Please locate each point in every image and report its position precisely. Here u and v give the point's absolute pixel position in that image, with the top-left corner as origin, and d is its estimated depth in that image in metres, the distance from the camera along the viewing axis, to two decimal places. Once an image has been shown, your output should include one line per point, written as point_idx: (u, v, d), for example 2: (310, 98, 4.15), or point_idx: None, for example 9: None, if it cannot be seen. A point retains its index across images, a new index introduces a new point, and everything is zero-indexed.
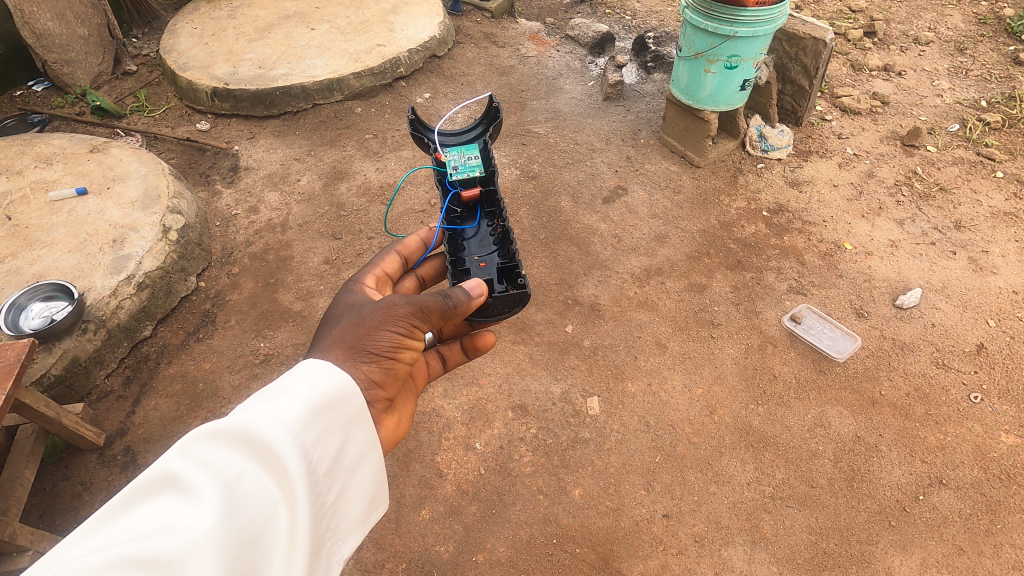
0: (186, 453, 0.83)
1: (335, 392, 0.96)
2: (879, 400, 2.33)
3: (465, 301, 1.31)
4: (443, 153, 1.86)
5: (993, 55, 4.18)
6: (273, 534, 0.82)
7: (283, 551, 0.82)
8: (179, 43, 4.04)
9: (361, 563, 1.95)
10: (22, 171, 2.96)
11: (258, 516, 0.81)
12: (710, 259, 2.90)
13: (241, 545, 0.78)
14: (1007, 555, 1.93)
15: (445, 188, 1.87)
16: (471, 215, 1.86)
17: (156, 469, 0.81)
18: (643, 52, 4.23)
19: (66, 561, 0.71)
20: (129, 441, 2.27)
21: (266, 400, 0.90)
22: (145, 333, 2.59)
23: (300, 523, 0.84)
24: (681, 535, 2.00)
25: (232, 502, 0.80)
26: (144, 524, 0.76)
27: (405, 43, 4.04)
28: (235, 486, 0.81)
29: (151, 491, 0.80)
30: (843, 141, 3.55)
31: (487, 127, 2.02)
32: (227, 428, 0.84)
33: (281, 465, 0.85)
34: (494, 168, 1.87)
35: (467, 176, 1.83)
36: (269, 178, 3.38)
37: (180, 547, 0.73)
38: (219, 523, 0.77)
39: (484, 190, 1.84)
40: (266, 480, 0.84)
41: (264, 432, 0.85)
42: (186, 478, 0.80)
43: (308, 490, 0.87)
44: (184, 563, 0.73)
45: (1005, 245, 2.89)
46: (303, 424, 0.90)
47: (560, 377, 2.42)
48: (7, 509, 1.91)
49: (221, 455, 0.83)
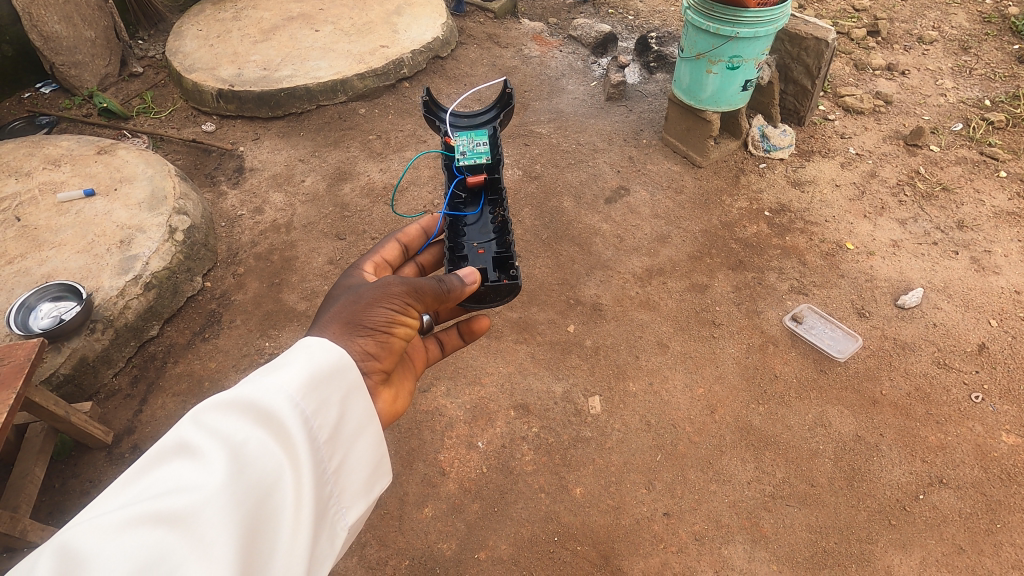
0: (195, 422, 0.88)
1: (333, 364, 1.01)
2: (880, 400, 2.34)
3: (459, 287, 1.36)
4: (454, 139, 1.97)
5: (998, 54, 4.17)
6: (279, 494, 0.86)
7: (289, 510, 0.86)
8: (185, 45, 4.07)
9: (365, 559, 1.98)
10: (32, 173, 3.00)
11: (264, 477, 0.85)
12: (711, 259, 2.91)
13: (249, 504, 0.83)
14: (1007, 555, 1.94)
15: (453, 173, 1.96)
16: (474, 201, 1.95)
17: (168, 438, 0.86)
18: (645, 53, 4.27)
19: (89, 521, 0.76)
20: (136, 439, 2.30)
21: (268, 372, 0.95)
22: (152, 332, 2.62)
23: (303, 484, 0.89)
24: (681, 533, 2.01)
25: (240, 463, 0.85)
26: (158, 486, 0.81)
27: (408, 44, 4.06)
28: (241, 450, 0.86)
29: (165, 458, 0.85)
30: (846, 141, 3.55)
31: (500, 112, 2.12)
32: (232, 396, 0.89)
33: (284, 430, 0.90)
34: (501, 157, 1.95)
35: (474, 162, 1.91)
36: (274, 179, 3.42)
37: (192, 504, 0.78)
38: (228, 484, 0.82)
39: (488, 177, 1.92)
40: (271, 445, 0.88)
41: (266, 399, 0.90)
42: (197, 444, 0.85)
43: (310, 454, 0.91)
44: (196, 519, 0.78)
45: (1007, 245, 2.89)
46: (304, 394, 0.94)
47: (561, 377, 2.44)
48: (18, 506, 1.95)
49: (227, 422, 0.88)
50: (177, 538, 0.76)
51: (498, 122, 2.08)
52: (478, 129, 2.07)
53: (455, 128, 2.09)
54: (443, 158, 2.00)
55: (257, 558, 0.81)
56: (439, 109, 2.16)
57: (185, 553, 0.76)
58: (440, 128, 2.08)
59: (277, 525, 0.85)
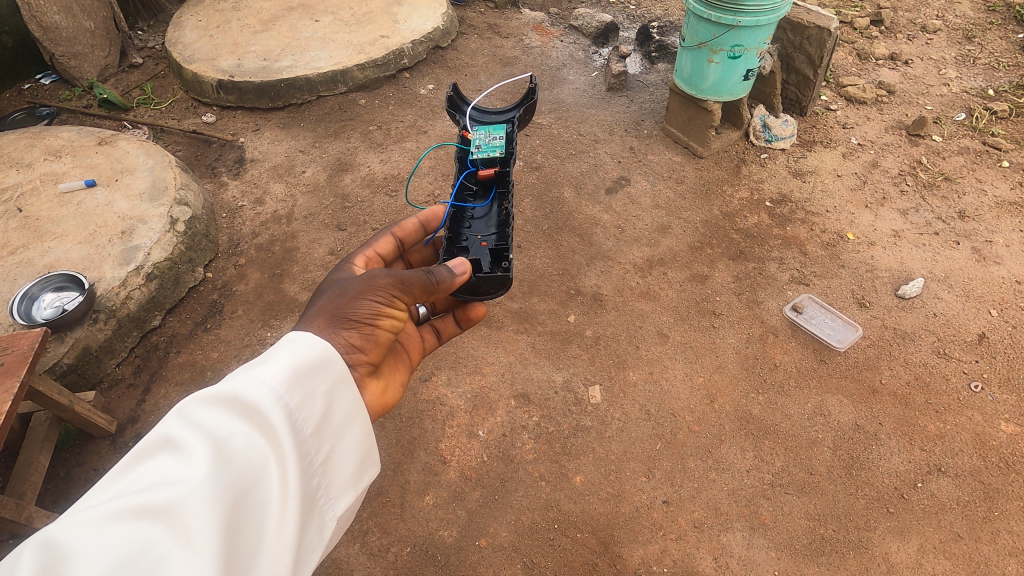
0: (181, 416, 0.89)
1: (317, 357, 1.01)
2: (879, 389, 2.34)
3: (448, 279, 1.35)
4: (471, 133, 2.03)
5: (1003, 43, 4.13)
6: (264, 487, 0.87)
7: (274, 502, 0.87)
8: (184, 36, 4.06)
9: (367, 546, 2.00)
10: (33, 164, 3.00)
11: (249, 470, 0.86)
12: (712, 249, 2.91)
13: (234, 496, 0.84)
14: (1005, 542, 1.95)
15: (466, 165, 1.98)
16: (484, 193, 1.94)
17: (155, 433, 0.88)
18: (647, 42, 4.25)
19: (74, 514, 0.77)
20: (139, 428, 2.32)
21: (253, 366, 0.96)
22: (154, 322, 2.63)
23: (289, 476, 0.90)
24: (681, 521, 2.03)
25: (224, 456, 0.86)
26: (145, 480, 0.82)
27: (408, 34, 4.05)
28: (226, 444, 0.87)
29: (152, 453, 0.86)
30: (848, 131, 3.54)
31: (522, 109, 2.13)
32: (215, 390, 0.90)
33: (269, 424, 0.91)
34: (514, 151, 1.96)
35: (489, 156, 1.94)
36: (275, 170, 3.41)
37: (176, 497, 0.79)
38: (212, 477, 0.83)
39: (499, 170, 1.92)
40: (255, 437, 0.89)
41: (249, 393, 0.90)
42: (182, 438, 0.87)
43: (295, 447, 0.92)
44: (180, 511, 0.79)
45: (1009, 235, 2.88)
46: (288, 387, 0.95)
47: (562, 366, 2.45)
48: (23, 494, 1.97)
49: (212, 416, 0.89)
50: (161, 530, 0.78)
51: (516, 119, 2.09)
52: (497, 124, 2.10)
53: (474, 123, 2.12)
54: (459, 152, 2.04)
55: (242, 549, 0.83)
56: (464, 103, 2.21)
57: (170, 545, 0.77)
58: (459, 121, 2.12)
59: (263, 516, 0.86)
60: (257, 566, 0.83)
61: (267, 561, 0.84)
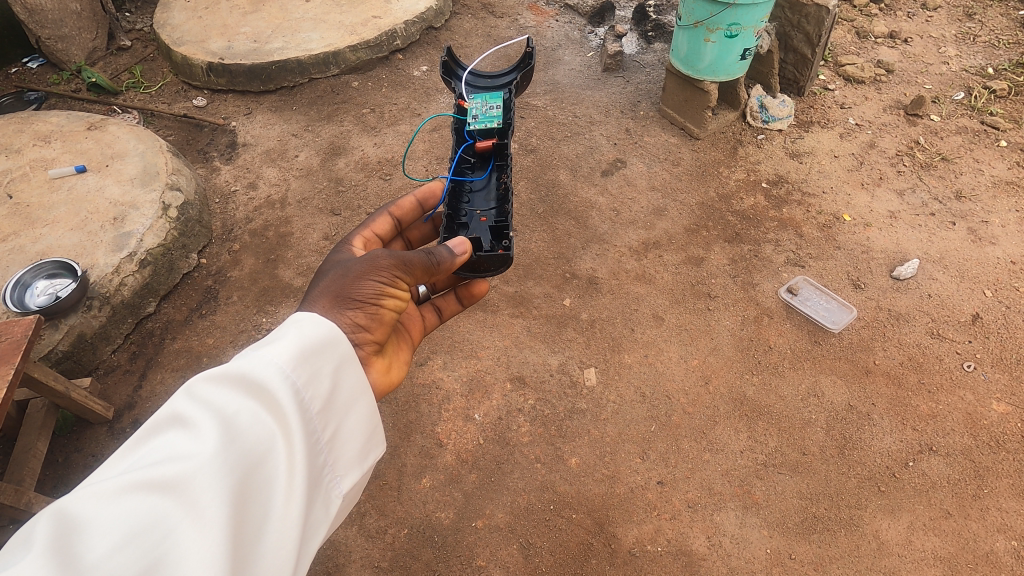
0: (187, 394, 0.89)
1: (322, 337, 1.01)
2: (873, 368, 2.36)
3: (448, 259, 1.35)
4: (467, 101, 1.98)
5: (1003, 21, 4.08)
6: (272, 464, 0.88)
7: (282, 479, 0.88)
8: (173, 18, 3.99)
9: (364, 528, 2.03)
10: (22, 150, 2.96)
11: (256, 446, 0.87)
12: (708, 231, 2.90)
13: (242, 472, 0.84)
14: (993, 519, 1.98)
15: (464, 137, 1.95)
16: (482, 165, 1.93)
17: (165, 410, 0.88)
18: (643, 22, 4.17)
19: (84, 487, 0.77)
20: (137, 415, 2.33)
21: (259, 346, 0.96)
22: (149, 309, 2.63)
23: (295, 454, 0.90)
24: (675, 500, 2.05)
25: (232, 432, 0.86)
26: (152, 456, 0.82)
27: (401, 14, 3.98)
28: (234, 421, 0.87)
29: (162, 429, 0.86)
30: (845, 112, 3.50)
31: (520, 73, 2.10)
32: (223, 368, 0.90)
33: (276, 402, 0.91)
34: (513, 121, 1.92)
35: (486, 127, 1.91)
36: (268, 154, 3.38)
37: (183, 472, 0.79)
38: (220, 452, 0.83)
39: (497, 141, 1.88)
40: (262, 414, 0.90)
41: (257, 371, 0.91)
42: (190, 415, 0.87)
43: (301, 424, 0.93)
44: (187, 485, 0.79)
45: (1005, 215, 2.87)
46: (294, 365, 0.95)
47: (557, 350, 2.46)
48: (22, 480, 1.99)
49: (219, 394, 0.89)
50: (171, 503, 0.78)
51: (514, 84, 2.07)
52: (494, 90, 2.07)
53: (471, 91, 2.08)
54: (456, 122, 2.01)
55: (249, 524, 0.83)
56: (460, 67, 2.18)
57: (180, 518, 0.77)
58: (455, 87, 2.09)
59: (270, 492, 0.87)
60: (263, 539, 0.84)
61: (273, 535, 0.85)
